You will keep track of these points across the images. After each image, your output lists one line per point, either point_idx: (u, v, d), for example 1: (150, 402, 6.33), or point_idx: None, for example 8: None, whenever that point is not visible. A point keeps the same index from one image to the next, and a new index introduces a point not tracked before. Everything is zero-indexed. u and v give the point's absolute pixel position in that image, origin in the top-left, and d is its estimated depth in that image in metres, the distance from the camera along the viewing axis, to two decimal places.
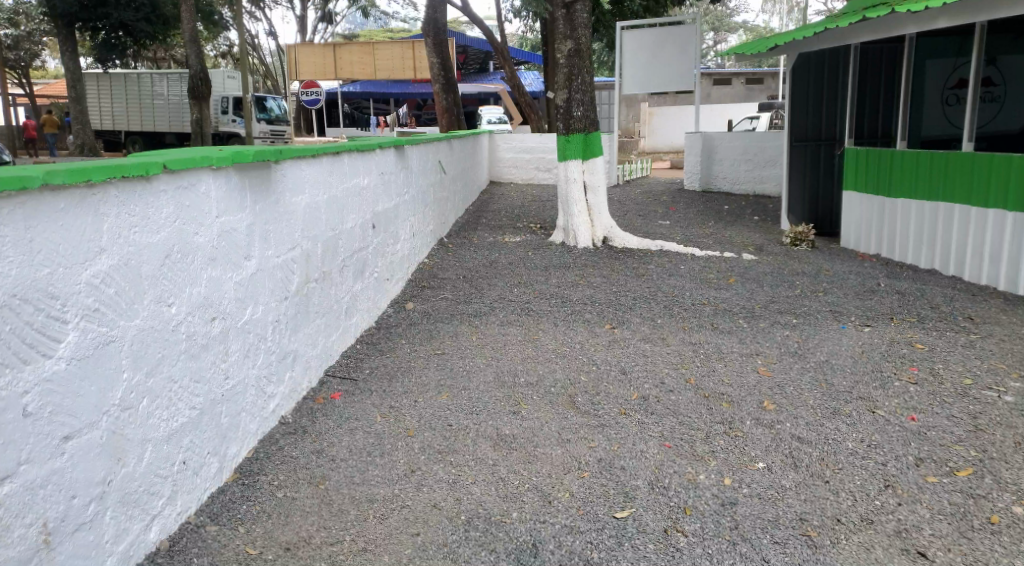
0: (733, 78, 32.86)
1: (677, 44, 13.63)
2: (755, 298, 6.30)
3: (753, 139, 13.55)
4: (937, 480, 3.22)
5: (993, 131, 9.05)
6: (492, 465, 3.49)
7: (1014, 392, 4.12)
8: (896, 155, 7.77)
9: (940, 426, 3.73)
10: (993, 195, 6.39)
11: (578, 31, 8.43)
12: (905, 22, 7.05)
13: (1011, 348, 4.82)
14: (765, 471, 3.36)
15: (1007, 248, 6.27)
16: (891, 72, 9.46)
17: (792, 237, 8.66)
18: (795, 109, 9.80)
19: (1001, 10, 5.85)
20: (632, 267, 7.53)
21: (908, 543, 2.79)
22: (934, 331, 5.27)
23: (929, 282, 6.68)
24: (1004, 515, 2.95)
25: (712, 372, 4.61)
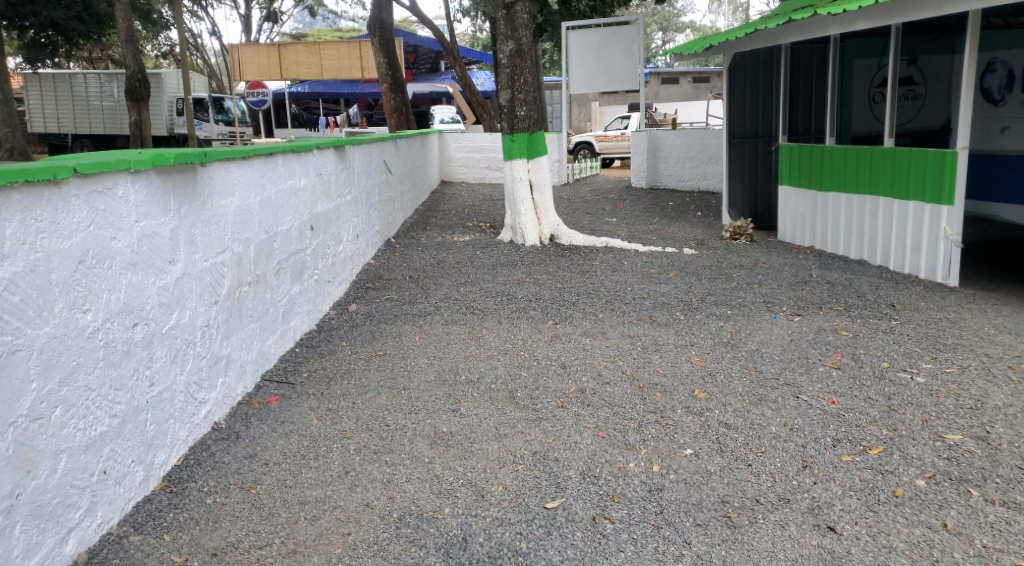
0: (681, 77, 33.40)
1: (621, 45, 13.81)
2: (693, 291, 6.46)
3: (696, 137, 13.83)
4: (851, 459, 3.37)
5: (917, 128, 9.36)
6: (428, 463, 3.51)
7: (926, 374, 4.32)
8: (825, 151, 8.02)
9: (858, 407, 3.90)
10: (914, 189, 6.66)
11: (519, 32, 8.42)
12: (828, 23, 7.27)
13: (928, 333, 5.05)
14: (692, 457, 3.46)
15: (928, 239, 6.56)
16: (822, 71, 9.76)
17: (731, 231, 8.87)
18: (733, 107, 10.03)
19: (918, 12, 6.09)
20: (577, 264, 7.61)
21: (820, 519, 2.92)
22: (859, 319, 5.47)
23: (857, 272, 6.94)
24: (908, 488, 3.11)
25: (648, 363, 4.72)
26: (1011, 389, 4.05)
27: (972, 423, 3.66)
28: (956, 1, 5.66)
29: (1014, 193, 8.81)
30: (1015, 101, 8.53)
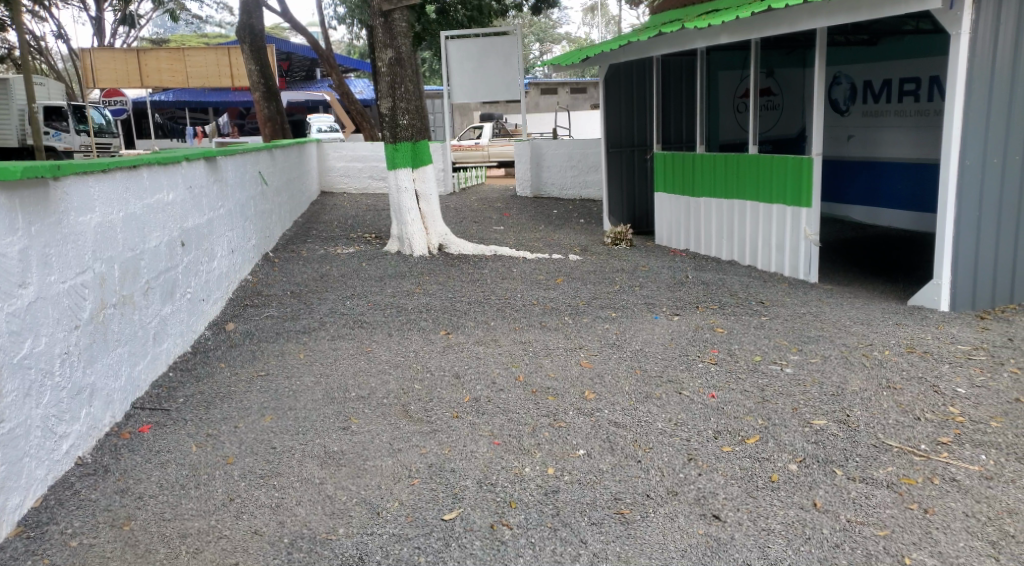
0: (559, 88, 34.26)
1: (501, 55, 13.98)
2: (580, 295, 6.61)
3: (577, 146, 14.20)
4: (732, 449, 3.55)
5: (776, 136, 10.01)
6: (319, 484, 3.39)
7: (793, 365, 4.63)
8: (696, 158, 8.42)
9: (735, 400, 4.11)
10: (777, 193, 7.13)
11: (398, 40, 8.30)
12: (694, 36, 7.65)
13: (794, 326, 5.42)
14: (585, 457, 3.53)
15: (790, 239, 7.04)
16: (690, 82, 10.25)
17: (612, 237, 9.15)
18: (609, 116, 10.35)
19: (775, 27, 6.53)
20: (466, 273, 7.62)
21: (706, 508, 3.06)
22: (732, 316, 5.79)
23: (729, 272, 7.33)
24: (783, 473, 3.32)
25: (539, 368, 4.79)
26: (867, 374, 4.41)
27: (834, 408, 3.95)
28: (807, 19, 6.14)
29: (863, 195, 9.59)
30: (859, 110, 9.35)
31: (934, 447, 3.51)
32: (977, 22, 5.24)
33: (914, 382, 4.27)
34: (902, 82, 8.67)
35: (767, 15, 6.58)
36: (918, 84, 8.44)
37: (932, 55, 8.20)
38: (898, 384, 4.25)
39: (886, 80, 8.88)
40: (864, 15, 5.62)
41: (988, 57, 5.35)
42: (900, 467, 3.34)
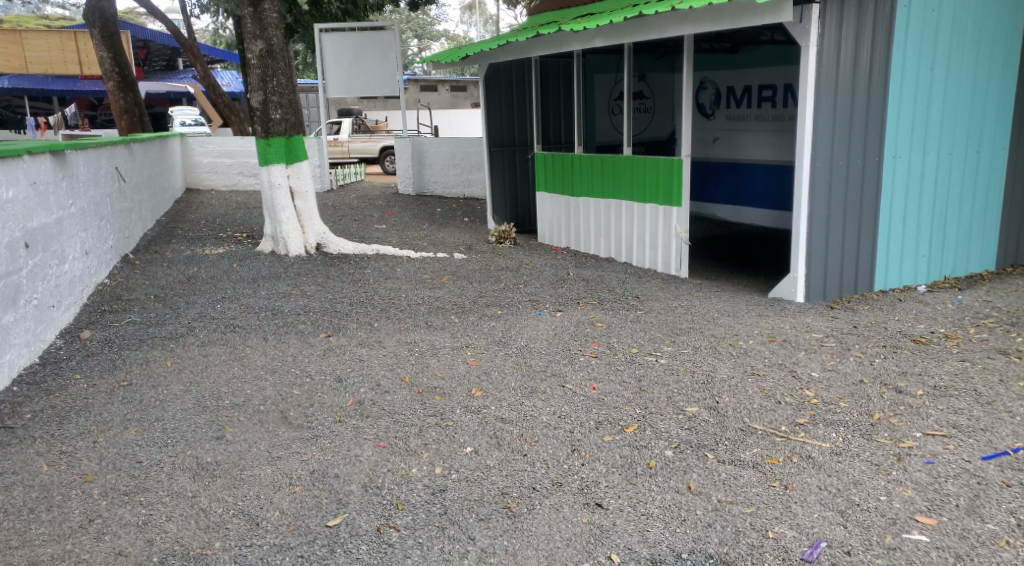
0: (439, 85, 34.09)
1: (378, 50, 13.76)
2: (465, 294, 6.61)
3: (458, 145, 14.23)
4: (612, 439, 3.67)
5: (649, 137, 10.44)
6: (192, 497, 3.22)
7: (667, 355, 4.85)
8: (574, 158, 8.63)
9: (615, 390, 4.26)
10: (650, 192, 7.44)
11: (268, 31, 7.97)
12: (570, 38, 7.82)
13: (668, 319, 5.67)
14: (472, 455, 3.55)
15: (662, 237, 7.36)
16: (567, 83, 10.49)
17: (497, 236, 9.21)
18: (490, 116, 10.43)
19: (646, 32, 6.80)
20: (347, 273, 7.45)
21: (590, 497, 3.16)
22: (611, 310, 5.99)
23: (608, 269, 7.57)
24: (660, 459, 3.47)
25: (425, 368, 4.75)
26: (733, 363, 4.69)
27: (705, 396, 4.18)
28: (676, 26, 6.42)
29: (727, 194, 10.17)
30: (723, 115, 9.92)
31: (793, 428, 3.78)
32: (821, 36, 5.68)
33: (775, 368, 4.59)
34: (761, 88, 9.26)
35: (639, 20, 6.84)
36: (774, 91, 9.06)
37: (787, 65, 8.82)
38: (761, 370, 4.56)
39: (747, 86, 9.46)
40: (727, 24, 5.96)
41: (832, 66, 5.81)
42: (764, 448, 3.57)
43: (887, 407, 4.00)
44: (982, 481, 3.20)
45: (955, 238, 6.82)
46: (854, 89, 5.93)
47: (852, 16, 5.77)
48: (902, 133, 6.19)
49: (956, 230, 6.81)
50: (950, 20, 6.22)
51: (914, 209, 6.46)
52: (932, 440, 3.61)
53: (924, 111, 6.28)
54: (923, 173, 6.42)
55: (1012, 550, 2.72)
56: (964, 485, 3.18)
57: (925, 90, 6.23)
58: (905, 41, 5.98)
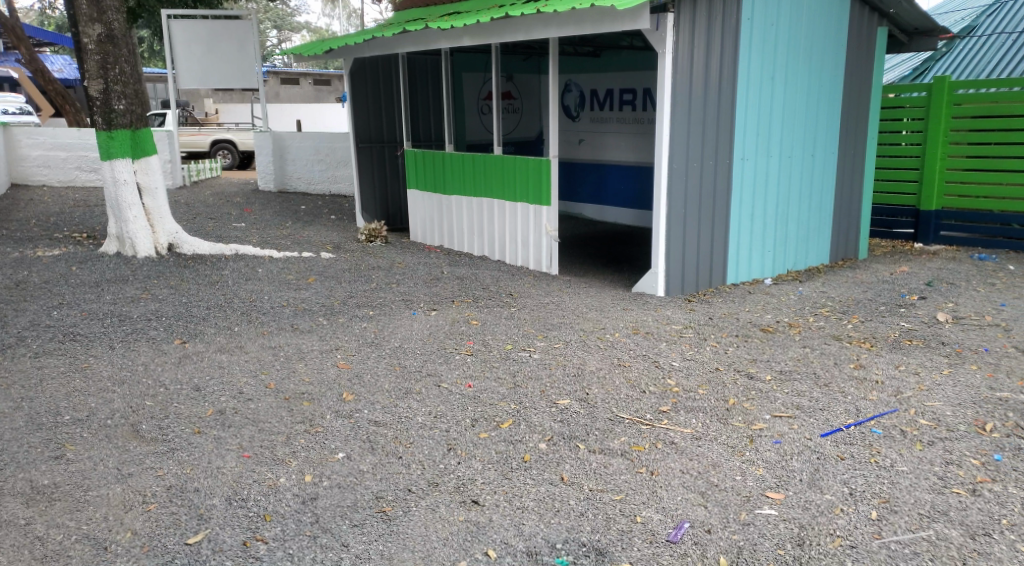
0: (301, 78, 32.87)
1: (235, 40, 13.13)
2: (333, 295, 6.42)
3: (322, 139, 13.73)
4: (487, 435, 3.69)
5: (517, 137, 10.58)
6: (25, 525, 2.91)
7: (540, 351, 4.94)
8: (445, 156, 8.60)
9: (490, 387, 4.28)
10: (521, 191, 7.54)
11: (108, 15, 7.36)
12: (437, 37, 7.78)
13: (539, 315, 5.78)
14: (344, 460, 3.45)
15: (533, 235, 7.48)
16: (436, 81, 10.43)
17: (367, 234, 9.00)
18: (357, 111, 10.18)
19: (512, 33, 6.86)
20: (203, 275, 7.02)
21: (466, 495, 3.16)
22: (485, 308, 6.01)
23: (480, 267, 7.60)
24: (534, 453, 3.52)
25: (291, 373, 4.56)
26: (601, 355, 4.85)
27: (576, 388, 4.29)
28: (541, 28, 6.54)
29: (592, 194, 10.50)
30: (587, 117, 10.23)
31: (657, 415, 3.96)
32: (677, 42, 5.98)
33: (640, 359, 4.79)
34: (622, 92, 9.63)
35: (506, 21, 6.89)
36: (634, 95, 9.44)
37: (646, 70, 9.22)
38: (627, 361, 4.75)
39: (609, 89, 9.80)
40: (589, 29, 6.12)
41: (688, 73, 6.13)
42: (630, 436, 3.71)
43: (740, 393, 4.27)
44: (821, 456, 3.49)
45: (795, 234, 7.40)
46: (706, 94, 6.28)
47: (704, 26, 6.12)
48: (748, 138, 6.66)
49: (795, 228, 7.39)
50: (786, 34, 6.76)
51: (760, 208, 6.95)
52: (779, 421, 3.89)
53: (766, 117, 6.78)
54: (766, 175, 6.92)
55: (847, 517, 2.97)
56: (807, 461, 3.44)
57: (766, 98, 6.73)
58: (748, 52, 6.43)
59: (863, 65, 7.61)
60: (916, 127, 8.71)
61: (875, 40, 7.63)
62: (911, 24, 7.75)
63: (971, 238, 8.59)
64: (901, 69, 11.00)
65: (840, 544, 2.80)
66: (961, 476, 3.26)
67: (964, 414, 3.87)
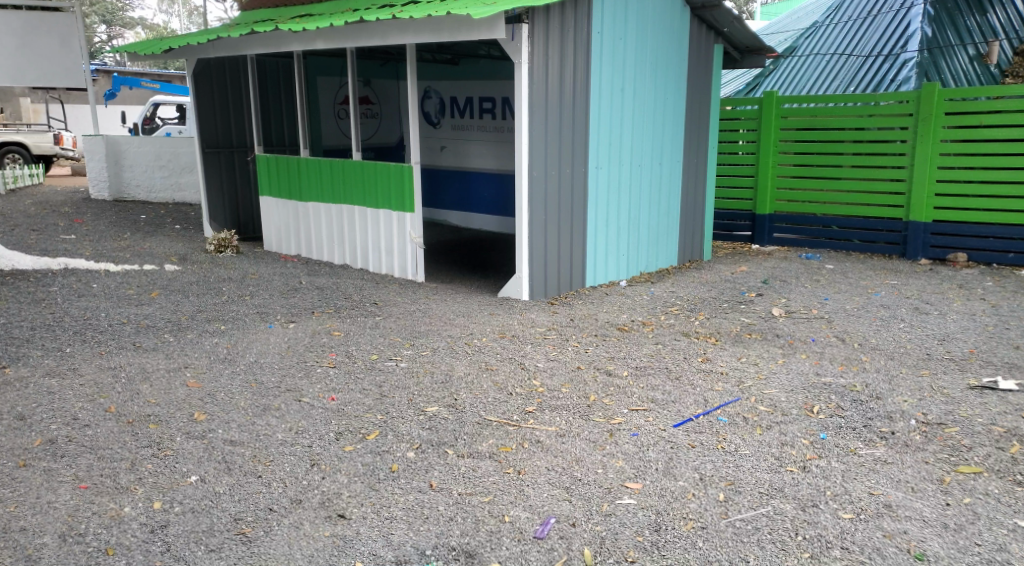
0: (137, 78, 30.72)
1: (54, 35, 12.06)
2: (180, 310, 6.05)
3: (163, 145, 12.80)
4: (353, 448, 3.62)
5: (376, 143, 10.46)
6: None
7: (407, 359, 4.90)
8: (301, 162, 8.33)
9: (354, 399, 4.20)
10: (382, 198, 7.45)
11: None
12: (288, 39, 7.54)
13: (404, 323, 5.74)
14: (197, 484, 3.26)
15: (397, 243, 7.42)
16: (288, 84, 10.09)
17: (216, 244, 8.53)
18: (203, 115, 9.63)
19: (368, 38, 6.76)
20: (27, 293, 6.39)
21: (331, 509, 3.08)
22: (347, 318, 5.89)
23: (342, 276, 7.44)
24: (402, 462, 3.49)
25: (135, 395, 4.25)
26: (469, 360, 4.89)
27: (444, 394, 4.30)
28: (396, 34, 6.50)
29: (455, 200, 10.55)
30: (448, 124, 10.29)
31: (523, 416, 4.04)
32: (532, 52, 6.14)
33: (506, 362, 4.88)
34: (481, 100, 9.76)
35: (360, 26, 6.79)
36: (493, 103, 9.60)
37: (504, 79, 9.41)
38: (493, 365, 4.81)
39: (468, 97, 9.90)
40: (445, 37, 6.14)
41: (543, 81, 6.30)
42: (498, 438, 3.77)
43: (600, 390, 4.45)
44: (674, 445, 3.70)
45: (647, 238, 7.80)
46: (562, 103, 6.50)
47: (557, 37, 6.33)
48: (601, 146, 6.96)
49: (647, 232, 7.79)
50: (634, 47, 7.13)
51: (614, 213, 7.28)
52: (636, 414, 4.08)
53: (618, 127, 7.11)
54: (619, 182, 7.26)
55: (697, 500, 3.17)
56: (661, 450, 3.64)
57: (617, 108, 7.07)
58: (599, 64, 6.76)
59: (702, 79, 8.16)
60: (751, 138, 9.47)
61: (712, 56, 8.20)
62: (743, 42, 8.39)
63: (799, 240, 9.36)
64: (736, 83, 12.02)
65: (692, 526, 2.98)
66: (794, 455, 3.57)
67: (796, 399, 4.24)
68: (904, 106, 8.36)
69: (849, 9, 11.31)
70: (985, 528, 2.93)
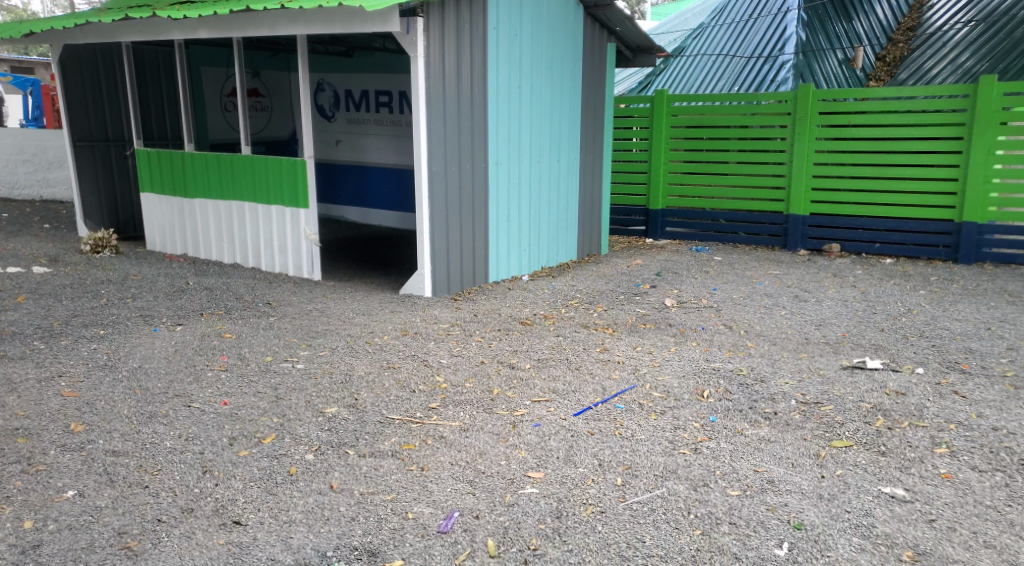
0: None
1: None
2: (53, 315, 5.66)
3: (28, 137, 11.96)
4: (248, 452, 3.50)
5: (267, 137, 10.13)
6: None
7: (304, 360, 4.78)
8: (185, 157, 7.95)
9: (248, 403, 4.06)
10: (274, 194, 7.22)
11: None
12: (168, 27, 7.17)
13: (300, 323, 5.59)
14: (75, 499, 3.07)
15: (291, 240, 7.20)
16: (169, 75, 9.60)
17: (92, 244, 8.02)
18: (73, 106, 9.01)
19: (256, 28, 6.53)
20: None
21: (225, 517, 2.97)
22: (239, 319, 5.68)
23: (233, 275, 7.16)
24: (300, 465, 3.41)
25: (2, 408, 3.94)
26: (369, 359, 4.82)
27: (344, 394, 4.22)
28: (286, 25, 6.31)
29: (353, 196, 10.35)
30: (343, 118, 10.08)
31: (426, 413, 4.03)
32: (428, 46, 6.10)
33: (408, 360, 4.84)
34: (378, 94, 9.62)
35: (246, 15, 6.54)
36: (390, 97, 9.48)
37: (400, 73, 9.31)
38: (395, 363, 4.77)
39: (364, 90, 9.74)
40: (339, 29, 6.02)
41: (441, 77, 6.28)
42: (400, 436, 3.74)
43: (503, 383, 4.49)
44: (575, 433, 3.79)
45: (547, 233, 7.93)
46: (460, 99, 6.50)
47: (453, 32, 6.33)
48: (500, 141, 7.01)
49: (547, 226, 7.92)
50: (530, 44, 7.21)
51: (515, 209, 7.36)
52: (538, 405, 4.15)
53: (516, 124, 7.18)
54: (519, 178, 7.34)
55: (597, 486, 3.26)
56: (562, 439, 3.72)
57: (515, 105, 7.14)
58: (496, 61, 6.81)
59: (596, 77, 8.35)
60: (644, 135, 9.78)
61: (605, 54, 8.41)
62: (634, 42, 8.65)
63: (690, 233, 9.74)
64: (629, 82, 12.38)
65: (592, 511, 3.07)
66: (687, 438, 3.72)
67: (687, 384, 4.43)
68: (782, 106, 8.86)
69: (732, 12, 11.85)
70: (855, 497, 3.16)
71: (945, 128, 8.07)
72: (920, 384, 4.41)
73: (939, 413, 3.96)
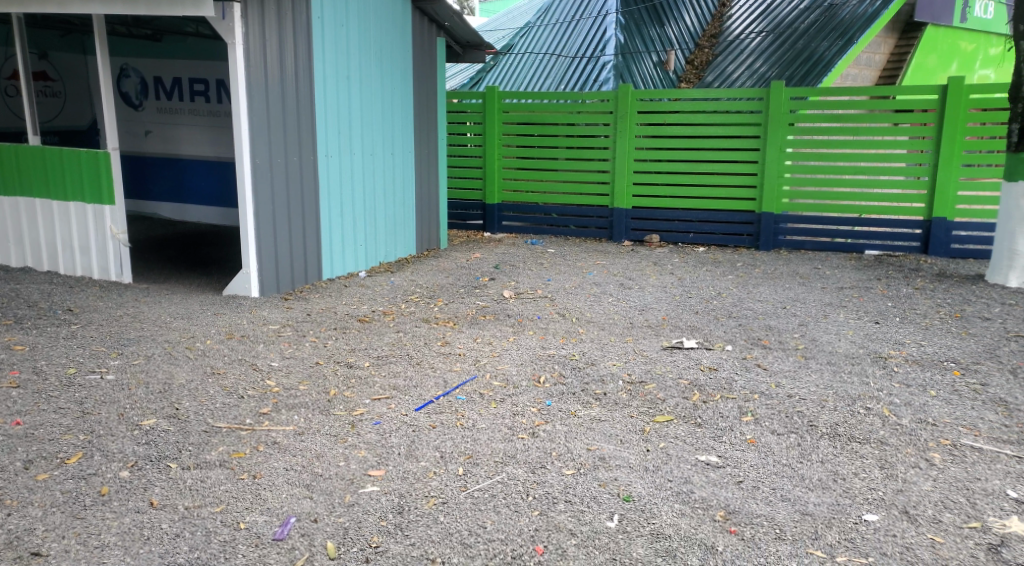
0: None
1: None
2: None
3: None
4: (49, 476, 3.16)
5: (60, 126, 9.24)
6: None
7: (114, 370, 4.39)
8: None
9: (48, 421, 3.66)
10: (72, 189, 6.56)
11: None
12: None
13: (108, 330, 5.12)
14: None
15: (94, 240, 6.56)
16: None
17: None
18: None
19: (42, 5, 5.87)
20: None
21: (21, 549, 2.67)
22: (34, 329, 5.11)
23: (25, 280, 6.42)
24: (113, 484, 3.13)
25: None
26: (192, 366, 4.51)
27: (163, 405, 3.93)
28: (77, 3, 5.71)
29: (167, 192, 9.60)
30: (153, 107, 9.34)
31: (257, 419, 3.84)
32: (247, 33, 5.81)
33: (235, 364, 4.59)
34: (192, 82, 9.03)
35: None
36: (206, 86, 8.94)
37: (216, 60, 8.79)
38: (221, 369, 4.50)
39: (176, 78, 9.11)
40: (142, 10, 5.55)
41: (263, 66, 6.00)
42: (229, 444, 3.54)
43: (340, 383, 4.37)
44: (416, 427, 3.78)
45: (384, 228, 7.82)
46: (285, 91, 6.24)
47: (274, 21, 6.07)
48: (330, 135, 6.82)
49: (384, 222, 7.81)
50: (357, 36, 7.07)
51: (349, 204, 7.18)
52: (378, 403, 4.09)
53: (346, 117, 7.02)
54: (351, 173, 7.17)
55: (438, 478, 3.27)
56: (403, 435, 3.69)
57: (343, 98, 6.96)
58: (322, 52, 6.61)
59: (427, 72, 8.35)
60: (477, 131, 9.93)
61: (435, 48, 8.43)
62: (462, 37, 8.73)
63: (524, 227, 9.99)
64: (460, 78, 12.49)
65: (433, 503, 3.07)
66: (525, 424, 3.82)
67: (525, 372, 4.55)
68: (605, 105, 9.34)
69: (556, 12, 12.26)
70: (676, 466, 3.40)
71: (746, 127, 8.85)
72: (729, 360, 4.83)
73: (745, 385, 4.36)
